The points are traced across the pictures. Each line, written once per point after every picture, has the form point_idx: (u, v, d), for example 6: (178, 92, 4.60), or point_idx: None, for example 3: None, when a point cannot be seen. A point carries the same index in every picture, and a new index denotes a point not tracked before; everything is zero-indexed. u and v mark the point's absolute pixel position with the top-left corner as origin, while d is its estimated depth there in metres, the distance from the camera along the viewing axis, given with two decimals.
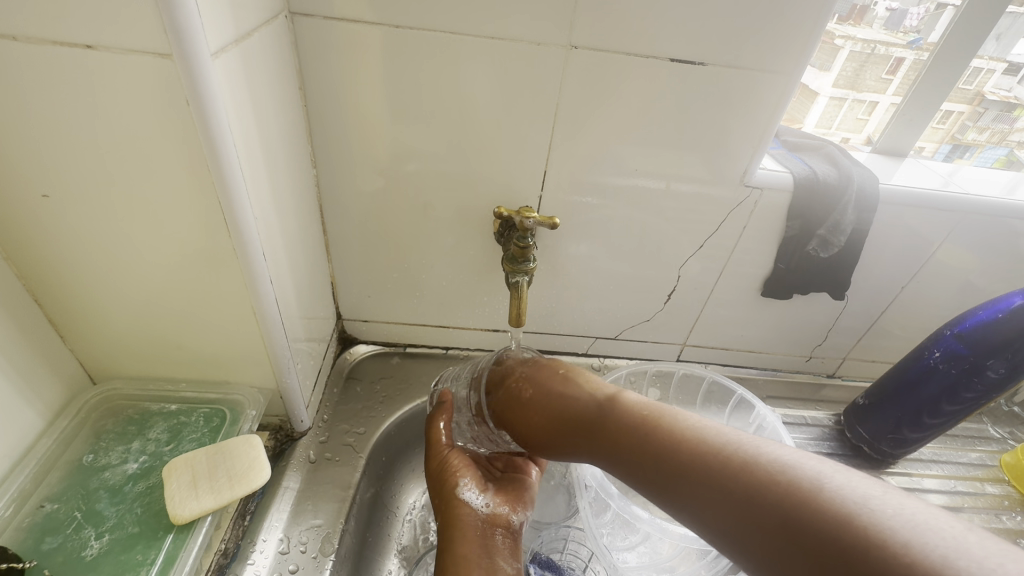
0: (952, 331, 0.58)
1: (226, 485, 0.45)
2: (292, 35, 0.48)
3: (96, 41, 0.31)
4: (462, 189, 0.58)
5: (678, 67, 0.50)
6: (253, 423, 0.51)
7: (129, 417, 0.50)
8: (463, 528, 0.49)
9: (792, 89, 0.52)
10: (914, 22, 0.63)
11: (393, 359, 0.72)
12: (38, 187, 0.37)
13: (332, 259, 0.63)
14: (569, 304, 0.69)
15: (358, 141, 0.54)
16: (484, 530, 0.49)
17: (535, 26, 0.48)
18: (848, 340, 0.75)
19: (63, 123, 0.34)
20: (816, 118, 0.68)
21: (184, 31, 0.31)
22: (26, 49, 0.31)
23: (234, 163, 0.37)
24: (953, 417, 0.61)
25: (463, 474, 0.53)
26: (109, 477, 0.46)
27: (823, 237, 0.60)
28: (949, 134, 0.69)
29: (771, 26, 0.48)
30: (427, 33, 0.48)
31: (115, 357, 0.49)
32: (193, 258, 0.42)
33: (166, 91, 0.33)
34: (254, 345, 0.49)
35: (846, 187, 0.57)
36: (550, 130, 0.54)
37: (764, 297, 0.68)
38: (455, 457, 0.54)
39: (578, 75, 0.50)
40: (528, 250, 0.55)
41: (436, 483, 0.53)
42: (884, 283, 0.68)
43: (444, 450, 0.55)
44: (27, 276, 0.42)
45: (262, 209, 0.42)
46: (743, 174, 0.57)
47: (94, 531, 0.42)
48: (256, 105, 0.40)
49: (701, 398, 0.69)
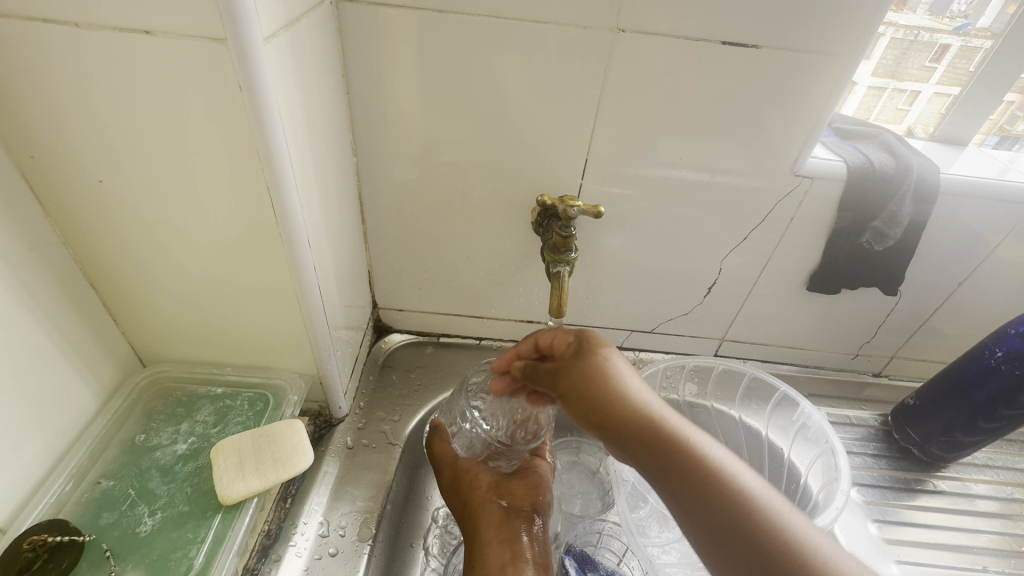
0: (1017, 330, 0.55)
1: (271, 468, 0.46)
2: (335, 21, 0.48)
3: (154, 27, 0.31)
4: (501, 179, 0.57)
5: (729, 51, 0.48)
6: (295, 407, 0.51)
7: (177, 399, 0.52)
8: (484, 525, 0.50)
9: (850, 72, 0.49)
10: (960, 8, 0.61)
11: (427, 348, 0.72)
12: (95, 173, 0.38)
13: (370, 247, 0.64)
14: (605, 296, 0.68)
15: (398, 129, 0.54)
16: (506, 519, 0.50)
17: (580, 9, 0.46)
18: (896, 339, 0.72)
19: (122, 110, 0.35)
20: (852, 108, 0.65)
21: (239, 16, 0.31)
22: (89, 35, 0.32)
23: (283, 149, 0.37)
24: (1014, 421, 0.58)
25: (478, 472, 0.53)
26: (160, 456, 0.47)
27: (878, 228, 0.57)
28: (996, 125, 0.65)
29: (831, 6, 0.46)
30: (471, 17, 0.47)
31: (164, 340, 0.50)
32: (241, 244, 0.42)
33: (220, 76, 0.33)
34: (297, 331, 0.49)
35: (905, 175, 0.54)
36: (592, 118, 0.53)
37: (809, 291, 0.65)
38: (465, 462, 0.54)
39: (624, 60, 0.49)
40: (569, 239, 0.53)
41: (454, 494, 0.53)
42: (940, 279, 0.64)
43: (450, 459, 0.55)
44: (84, 260, 0.44)
45: (307, 195, 0.43)
46: (794, 163, 0.55)
47: (147, 508, 0.43)
48: (303, 92, 0.40)
49: (741, 394, 0.67)
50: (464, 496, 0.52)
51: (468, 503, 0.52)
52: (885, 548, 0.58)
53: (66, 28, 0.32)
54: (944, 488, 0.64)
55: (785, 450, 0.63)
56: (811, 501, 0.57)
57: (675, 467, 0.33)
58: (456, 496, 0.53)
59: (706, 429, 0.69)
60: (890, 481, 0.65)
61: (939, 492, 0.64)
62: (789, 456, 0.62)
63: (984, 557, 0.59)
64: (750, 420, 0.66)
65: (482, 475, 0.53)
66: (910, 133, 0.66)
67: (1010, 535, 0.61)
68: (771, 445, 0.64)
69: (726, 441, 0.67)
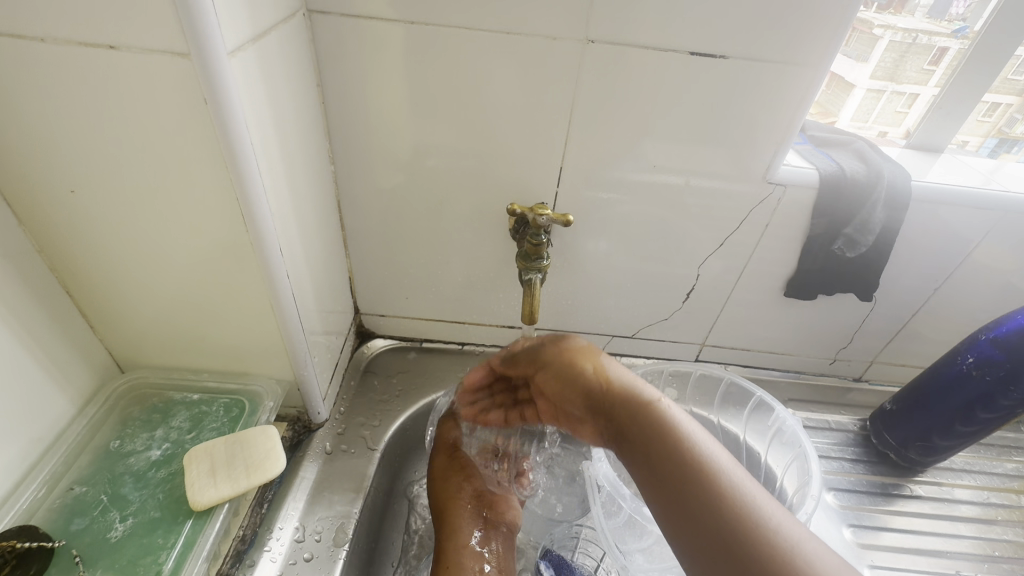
0: (989, 335, 0.56)
1: (243, 474, 0.47)
2: (310, 32, 0.48)
3: (118, 42, 0.32)
4: (478, 186, 0.58)
5: (698, 61, 0.49)
6: (270, 414, 0.52)
7: (154, 405, 0.52)
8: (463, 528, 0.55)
9: (818, 82, 0.50)
10: (959, 10, 0.60)
11: (410, 354, 0.73)
12: (66, 183, 0.39)
13: (350, 253, 0.64)
14: (584, 302, 0.69)
15: (375, 137, 0.55)
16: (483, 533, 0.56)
17: (551, 21, 0.47)
18: (876, 343, 0.72)
19: (88, 121, 0.36)
20: (851, 112, 0.66)
21: (202, 32, 0.31)
22: (54, 50, 0.33)
23: (252, 160, 0.38)
24: (988, 426, 0.58)
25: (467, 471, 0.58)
26: (133, 462, 0.47)
27: (850, 236, 0.58)
28: (994, 128, 0.66)
29: (796, 17, 0.46)
30: (443, 29, 0.48)
31: (141, 347, 0.51)
32: (212, 253, 0.43)
33: (185, 90, 0.34)
34: (273, 338, 0.50)
35: (876, 183, 0.55)
36: (565, 126, 0.53)
37: (787, 297, 0.66)
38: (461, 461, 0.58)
39: (596, 69, 0.50)
40: (542, 247, 0.54)
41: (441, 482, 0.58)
42: (917, 285, 0.65)
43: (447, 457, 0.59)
44: (59, 268, 0.44)
45: (280, 205, 0.43)
46: (766, 170, 0.55)
47: (118, 514, 0.44)
48: (274, 104, 0.41)
49: (719, 399, 0.68)
50: (441, 486, 0.57)
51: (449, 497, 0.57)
52: (859, 552, 0.58)
53: (32, 43, 0.32)
54: (920, 493, 0.65)
55: (761, 455, 0.64)
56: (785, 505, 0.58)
57: (661, 464, 0.37)
58: (439, 488, 0.58)
59: None
60: (867, 485, 0.65)
61: (916, 497, 0.64)
62: (765, 459, 0.63)
63: (959, 561, 0.59)
64: (728, 425, 0.67)
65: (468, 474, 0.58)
66: (909, 136, 0.66)
67: (985, 540, 0.61)
68: (749, 450, 0.65)
69: None
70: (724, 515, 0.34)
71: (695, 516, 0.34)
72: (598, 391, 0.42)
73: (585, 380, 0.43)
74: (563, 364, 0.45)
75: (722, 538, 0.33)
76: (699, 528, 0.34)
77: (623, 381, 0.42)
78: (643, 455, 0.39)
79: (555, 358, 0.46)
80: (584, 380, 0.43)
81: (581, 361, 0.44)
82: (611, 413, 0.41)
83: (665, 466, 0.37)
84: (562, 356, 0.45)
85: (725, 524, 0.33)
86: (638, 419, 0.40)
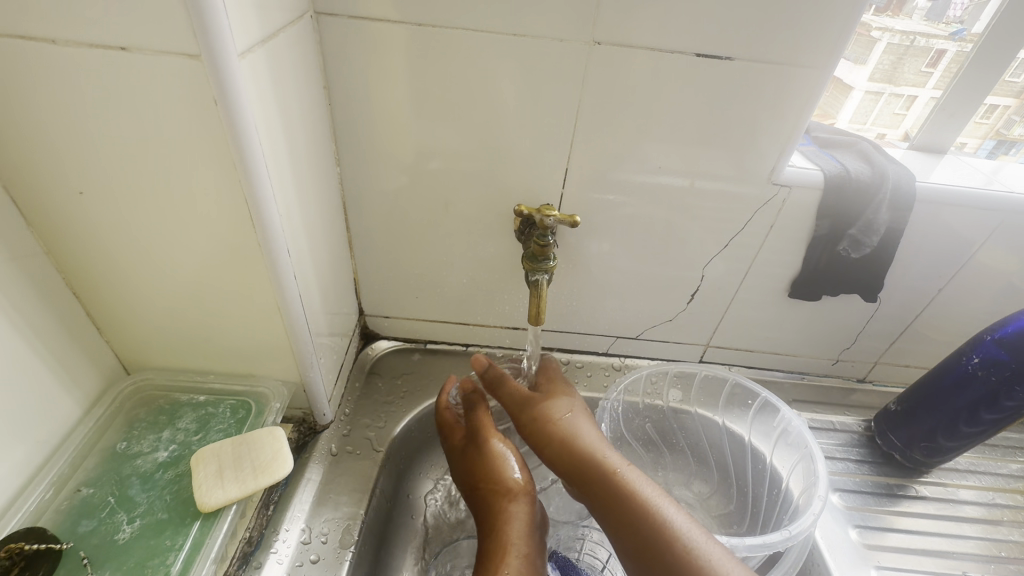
0: (993, 336, 0.56)
1: (250, 475, 0.47)
2: (317, 34, 0.49)
3: (130, 43, 0.32)
4: (484, 188, 0.58)
5: (704, 62, 0.49)
6: (277, 415, 0.52)
7: (160, 407, 0.52)
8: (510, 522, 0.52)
9: (824, 83, 0.50)
10: (957, 12, 0.59)
11: (415, 356, 0.73)
12: (76, 184, 0.39)
13: (355, 255, 0.64)
14: (589, 303, 0.69)
15: (381, 139, 0.55)
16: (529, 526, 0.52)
17: (557, 22, 0.47)
18: (880, 344, 0.72)
19: (99, 123, 0.36)
20: (850, 113, 0.66)
21: (214, 33, 0.31)
22: (66, 51, 0.33)
23: (260, 161, 0.38)
24: (993, 426, 0.59)
25: (510, 461, 0.57)
26: (141, 464, 0.47)
27: (854, 236, 0.58)
28: (993, 130, 0.66)
29: (802, 19, 0.47)
30: (449, 31, 0.48)
31: (148, 349, 0.51)
32: (221, 254, 0.43)
33: (196, 91, 0.34)
34: (279, 340, 0.50)
35: (881, 184, 0.55)
36: (571, 128, 0.53)
37: (792, 298, 0.66)
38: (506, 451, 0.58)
39: (602, 71, 0.50)
40: (548, 248, 0.54)
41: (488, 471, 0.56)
42: (921, 285, 0.65)
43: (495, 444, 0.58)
44: (67, 270, 0.44)
45: (287, 206, 0.43)
46: (771, 172, 0.55)
47: (126, 515, 0.44)
48: (283, 105, 0.41)
49: (724, 400, 0.67)
50: (487, 477, 0.56)
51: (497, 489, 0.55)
52: (866, 554, 0.58)
53: (43, 44, 0.32)
54: (925, 493, 0.65)
55: (766, 455, 0.63)
56: (791, 506, 0.58)
57: (611, 506, 0.48)
58: (490, 477, 0.56)
59: (689, 436, 0.69)
60: (872, 486, 0.65)
61: (921, 498, 0.64)
62: (770, 461, 0.63)
63: (966, 562, 0.59)
64: (733, 426, 0.67)
65: (511, 464, 0.57)
66: (907, 137, 0.66)
67: (991, 540, 0.61)
68: (754, 451, 0.65)
69: (709, 446, 0.68)
70: (654, 531, 0.45)
71: (633, 530, 0.46)
72: (560, 446, 0.53)
73: (552, 435, 0.54)
74: (540, 424, 0.55)
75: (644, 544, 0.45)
76: (637, 541, 0.46)
77: (584, 438, 0.53)
78: (599, 498, 0.49)
79: (530, 420, 0.57)
80: (552, 436, 0.54)
81: (553, 421, 0.55)
82: (572, 467, 0.51)
83: (618, 509, 0.48)
84: (539, 416, 0.56)
85: (657, 533, 0.45)
86: (592, 471, 0.50)
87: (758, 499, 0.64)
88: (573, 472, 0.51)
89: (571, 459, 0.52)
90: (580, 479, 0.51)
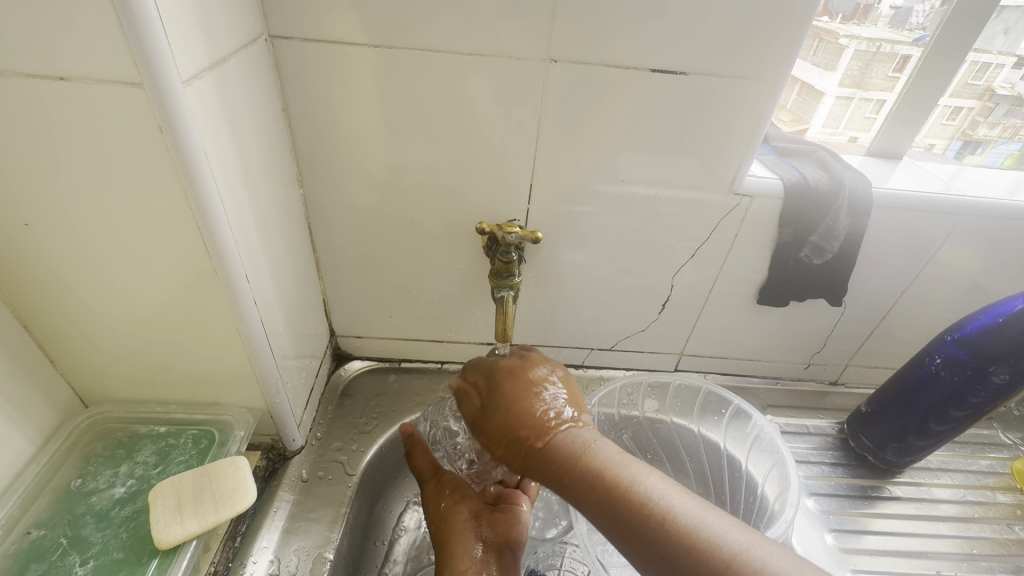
0: (953, 336, 0.57)
1: (211, 509, 0.45)
2: (272, 57, 0.48)
3: (68, 73, 0.32)
4: (449, 205, 0.58)
5: (660, 78, 0.50)
6: (241, 444, 0.51)
7: (118, 440, 0.50)
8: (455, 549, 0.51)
9: (777, 94, 0.51)
10: (919, 19, 0.61)
11: (389, 376, 0.72)
12: (19, 216, 0.38)
13: (323, 276, 0.64)
14: (561, 316, 0.69)
15: (343, 158, 0.55)
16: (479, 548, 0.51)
17: (514, 42, 0.48)
18: (850, 346, 0.73)
19: (40, 154, 0.35)
20: (822, 119, 0.67)
21: (154, 60, 0.31)
22: (2, 82, 0.32)
23: (211, 186, 0.37)
24: (960, 424, 0.59)
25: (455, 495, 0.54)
26: (96, 501, 0.46)
27: (816, 243, 0.59)
28: (960, 131, 0.69)
29: (751, 34, 0.48)
30: (407, 51, 0.48)
31: (105, 380, 0.50)
32: (175, 282, 0.42)
33: (139, 118, 0.33)
34: (242, 366, 0.49)
35: (838, 192, 0.56)
36: (534, 144, 0.54)
37: (761, 304, 0.67)
38: (448, 486, 0.55)
39: (560, 88, 0.50)
40: (512, 265, 0.54)
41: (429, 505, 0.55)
42: (885, 289, 0.67)
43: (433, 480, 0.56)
44: (14, 302, 0.43)
45: (244, 230, 0.43)
46: (732, 182, 0.56)
47: (79, 557, 0.42)
48: (236, 130, 0.41)
49: (698, 408, 0.68)
50: (433, 507, 0.54)
51: (443, 523, 0.53)
52: (842, 558, 0.58)
53: None
54: (899, 494, 0.65)
55: (742, 462, 0.64)
56: (766, 512, 0.58)
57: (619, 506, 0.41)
58: (433, 516, 0.54)
59: (667, 446, 0.69)
60: (847, 489, 0.65)
61: (896, 498, 0.65)
62: (746, 467, 0.63)
63: (939, 561, 0.59)
64: (709, 434, 0.67)
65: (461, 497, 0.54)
66: None
67: (964, 538, 0.62)
68: (730, 458, 0.65)
69: (686, 455, 0.68)
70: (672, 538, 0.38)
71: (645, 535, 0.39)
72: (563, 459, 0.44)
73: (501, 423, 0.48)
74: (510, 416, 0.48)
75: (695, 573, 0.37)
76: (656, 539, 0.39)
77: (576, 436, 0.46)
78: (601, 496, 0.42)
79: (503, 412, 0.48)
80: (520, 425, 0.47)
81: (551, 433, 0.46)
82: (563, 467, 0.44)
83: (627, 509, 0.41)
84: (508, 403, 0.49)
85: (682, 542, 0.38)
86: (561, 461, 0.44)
87: (734, 507, 0.64)
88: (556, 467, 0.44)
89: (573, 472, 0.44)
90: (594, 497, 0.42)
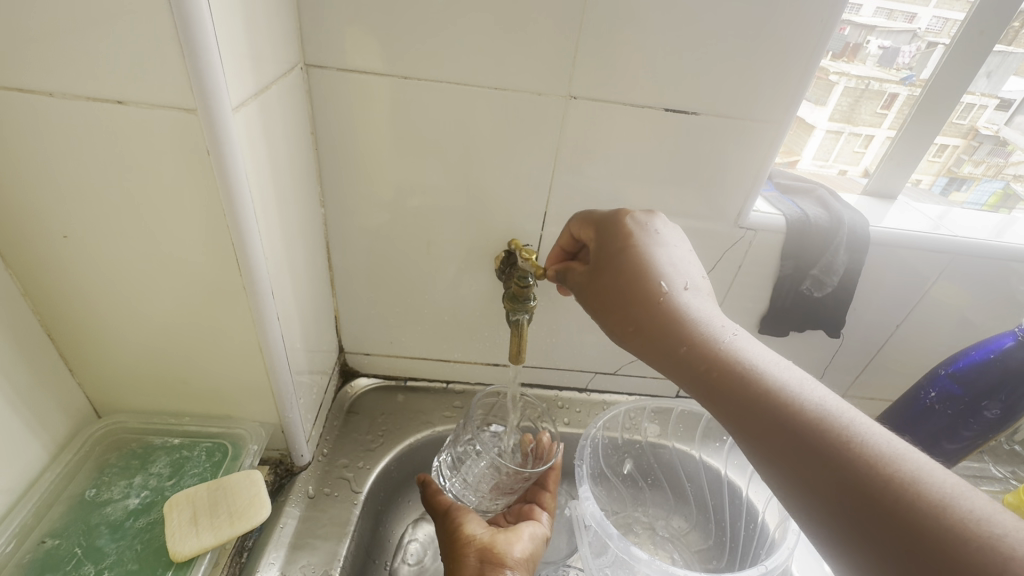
0: (947, 371, 0.59)
1: (227, 522, 0.46)
2: (306, 84, 0.50)
3: (127, 98, 0.33)
4: (465, 229, 0.60)
5: (672, 117, 0.53)
6: (254, 458, 0.51)
7: (132, 451, 0.51)
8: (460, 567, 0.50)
9: (782, 135, 0.54)
10: (906, 59, 0.64)
11: (397, 395, 0.72)
12: (59, 228, 0.39)
13: (337, 293, 0.65)
14: (568, 340, 0.70)
15: (366, 181, 0.57)
16: (482, 568, 0.50)
17: (537, 79, 0.50)
18: (846, 376, 0.75)
19: (87, 170, 0.36)
20: (812, 151, 0.71)
21: (209, 88, 0.33)
22: (61, 103, 0.33)
23: (248, 207, 0.39)
24: (952, 456, 0.61)
25: (466, 518, 0.55)
26: (110, 512, 0.46)
27: (817, 276, 0.61)
28: (945, 168, 0.72)
29: (760, 79, 0.51)
30: (435, 83, 0.51)
31: (122, 391, 0.50)
32: (203, 297, 0.43)
33: (188, 142, 0.35)
34: (259, 381, 0.50)
35: (838, 228, 0.59)
36: (550, 174, 0.56)
37: (761, 333, 0.69)
38: (459, 511, 0.56)
39: (578, 123, 0.53)
40: (529, 289, 0.56)
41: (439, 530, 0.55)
42: (880, 321, 0.69)
43: (445, 506, 0.57)
44: (42, 310, 0.44)
45: (273, 249, 0.44)
46: (737, 215, 0.59)
47: (94, 567, 0.42)
48: (272, 154, 0.43)
49: (700, 433, 0.69)
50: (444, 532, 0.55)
51: (451, 544, 0.53)
52: None
53: (38, 98, 0.33)
54: None
55: (743, 489, 0.65)
56: (766, 540, 0.59)
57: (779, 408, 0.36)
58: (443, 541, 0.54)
59: (668, 471, 0.70)
60: None
61: None
62: (747, 495, 0.64)
63: None
64: (711, 460, 0.68)
65: (472, 522, 0.55)
66: (867, 173, 0.71)
67: None
68: (730, 484, 0.66)
69: (688, 481, 0.69)
70: (849, 453, 0.33)
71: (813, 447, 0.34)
72: (727, 373, 0.38)
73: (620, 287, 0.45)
74: (632, 290, 0.44)
75: (899, 515, 0.30)
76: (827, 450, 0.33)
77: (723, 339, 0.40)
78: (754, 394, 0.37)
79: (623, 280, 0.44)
80: (649, 296, 0.43)
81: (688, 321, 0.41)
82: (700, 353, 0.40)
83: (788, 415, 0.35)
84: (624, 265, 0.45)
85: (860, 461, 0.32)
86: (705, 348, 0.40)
87: (734, 531, 0.65)
88: (693, 350, 0.40)
89: (735, 385, 0.38)
90: (747, 406, 0.37)
